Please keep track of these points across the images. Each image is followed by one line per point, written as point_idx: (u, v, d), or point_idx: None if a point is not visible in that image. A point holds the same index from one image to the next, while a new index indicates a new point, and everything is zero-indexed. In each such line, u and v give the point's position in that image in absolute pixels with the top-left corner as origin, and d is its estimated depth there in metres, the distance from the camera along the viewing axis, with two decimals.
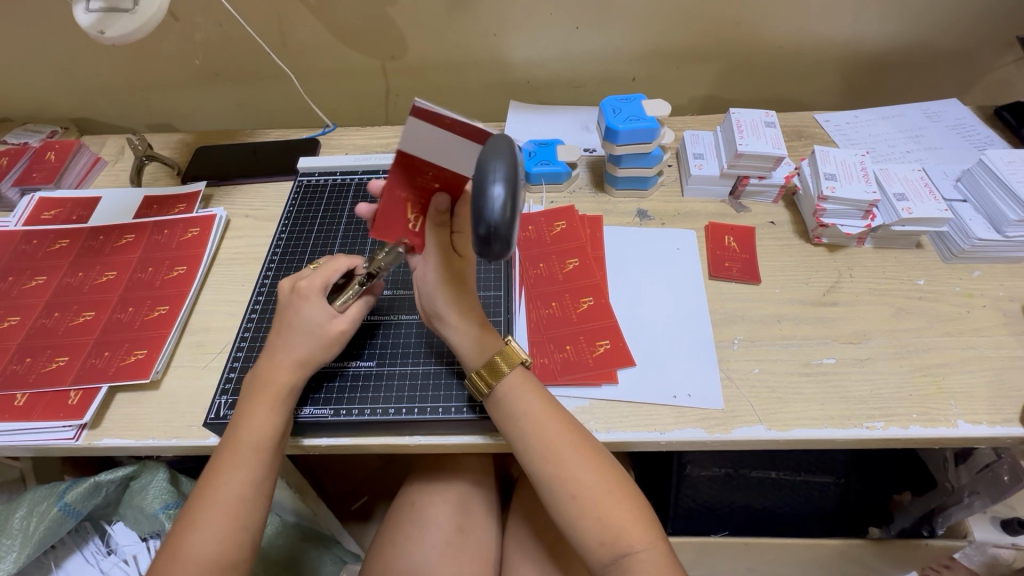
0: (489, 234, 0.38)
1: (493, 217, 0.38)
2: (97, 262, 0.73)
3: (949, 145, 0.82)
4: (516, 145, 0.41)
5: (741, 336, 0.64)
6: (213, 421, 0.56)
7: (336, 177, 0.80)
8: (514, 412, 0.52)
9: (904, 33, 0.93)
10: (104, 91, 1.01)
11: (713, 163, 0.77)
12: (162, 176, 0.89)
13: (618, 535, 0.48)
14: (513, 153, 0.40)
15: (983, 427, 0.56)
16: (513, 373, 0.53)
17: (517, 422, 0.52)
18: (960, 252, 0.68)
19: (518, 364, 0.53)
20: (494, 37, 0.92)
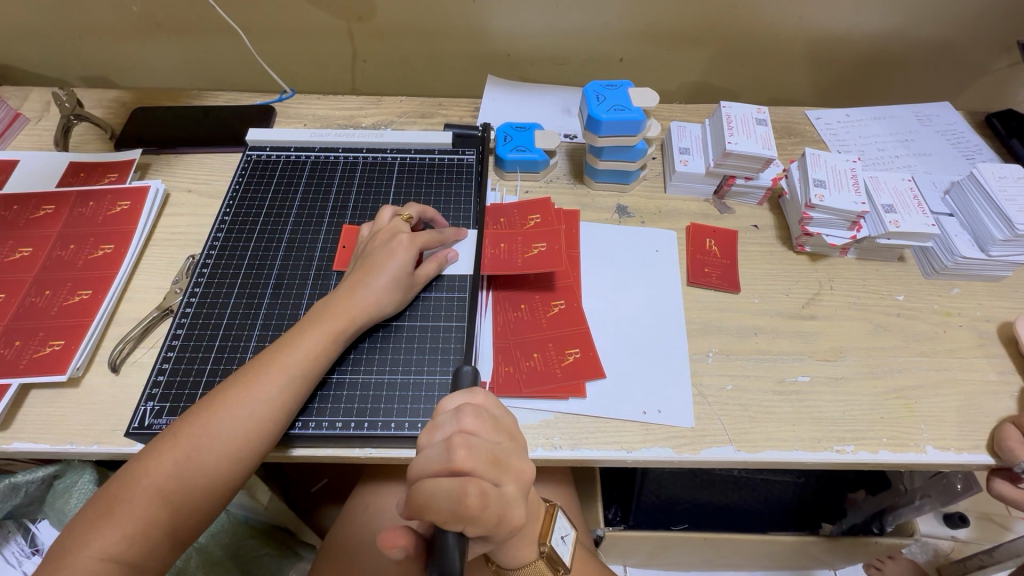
0: None
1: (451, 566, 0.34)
2: (9, 236, 0.65)
3: (938, 152, 0.80)
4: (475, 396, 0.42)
5: (716, 349, 0.61)
6: (136, 431, 0.50)
7: (291, 153, 0.73)
8: None
9: (904, 27, 0.88)
10: (25, 35, 0.89)
11: (699, 159, 0.73)
12: (93, 139, 0.79)
13: None
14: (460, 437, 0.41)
15: (951, 454, 0.55)
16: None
17: None
18: (942, 268, 0.66)
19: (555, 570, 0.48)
20: (472, 3, 0.83)
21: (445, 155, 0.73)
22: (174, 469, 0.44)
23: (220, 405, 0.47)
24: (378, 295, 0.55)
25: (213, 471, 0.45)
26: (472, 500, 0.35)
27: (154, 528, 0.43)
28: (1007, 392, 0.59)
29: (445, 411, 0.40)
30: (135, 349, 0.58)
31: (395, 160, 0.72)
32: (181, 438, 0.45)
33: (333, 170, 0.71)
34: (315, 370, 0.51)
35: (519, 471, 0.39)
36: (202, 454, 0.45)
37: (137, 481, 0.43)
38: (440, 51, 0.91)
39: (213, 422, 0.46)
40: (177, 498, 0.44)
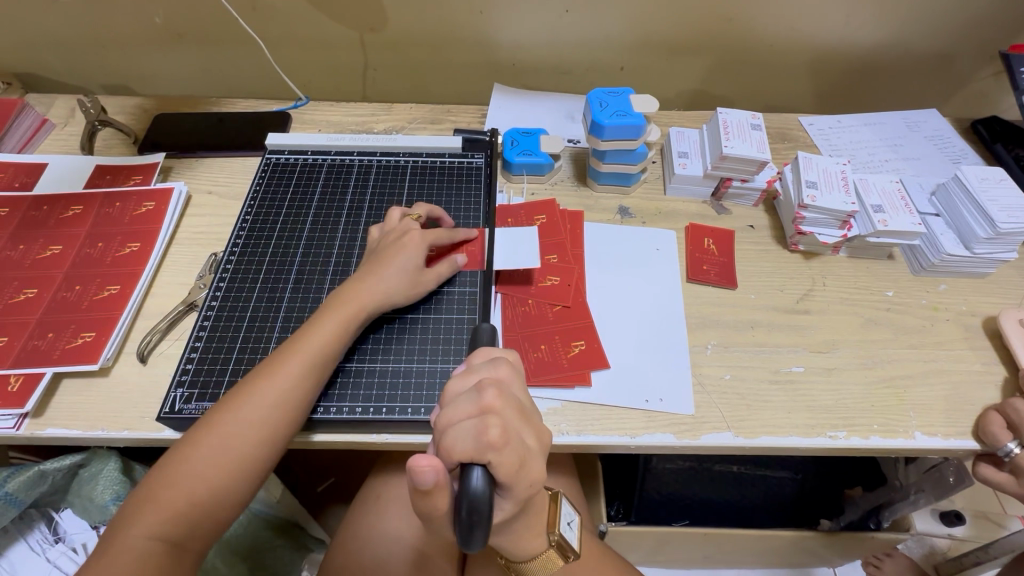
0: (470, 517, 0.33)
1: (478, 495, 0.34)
2: (39, 235, 0.68)
3: (925, 156, 0.84)
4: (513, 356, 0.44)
5: (715, 341, 0.64)
6: (166, 415, 0.53)
7: (308, 156, 0.76)
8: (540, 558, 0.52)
9: (893, 38, 0.93)
10: (51, 45, 0.92)
11: (698, 163, 0.76)
12: (117, 143, 0.83)
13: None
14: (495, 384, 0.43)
15: (938, 439, 0.58)
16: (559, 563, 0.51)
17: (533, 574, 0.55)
18: (929, 265, 0.70)
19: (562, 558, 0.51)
20: (481, 15, 0.87)
21: (454, 158, 0.77)
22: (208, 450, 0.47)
23: (247, 391, 0.50)
24: (394, 287, 0.58)
25: (244, 451, 0.48)
26: (494, 433, 0.36)
27: (190, 506, 0.46)
28: (992, 382, 0.62)
29: (477, 364, 0.42)
30: (162, 341, 0.61)
31: (407, 163, 0.76)
32: (214, 421, 0.48)
33: (349, 173, 0.74)
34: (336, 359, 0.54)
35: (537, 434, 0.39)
36: (236, 435, 0.48)
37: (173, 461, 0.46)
38: (449, 60, 0.95)
39: (244, 404, 0.49)
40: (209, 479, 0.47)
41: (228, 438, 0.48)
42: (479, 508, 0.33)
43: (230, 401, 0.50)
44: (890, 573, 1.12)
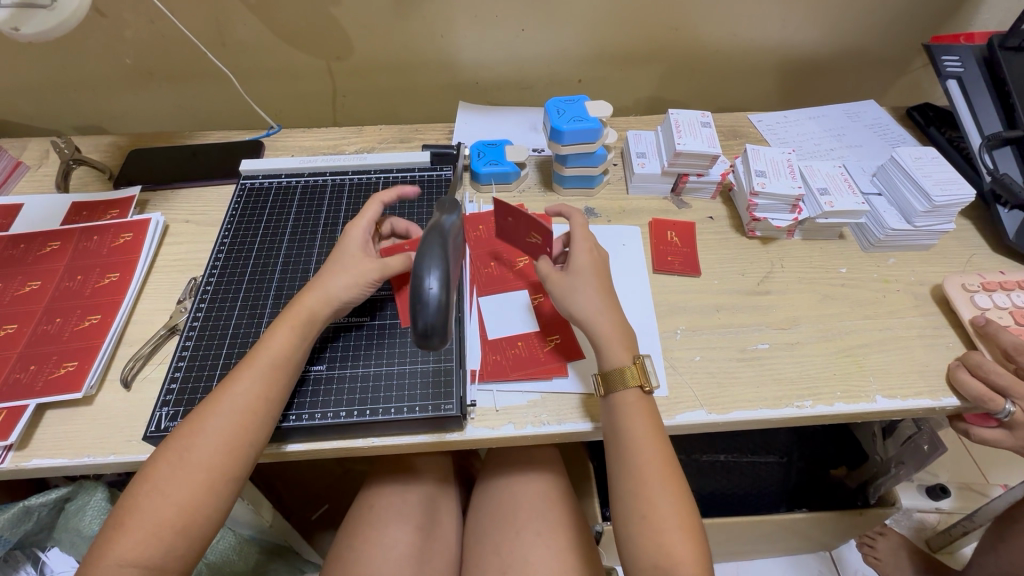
0: (427, 330, 0.46)
1: (430, 311, 0.46)
2: (17, 272, 0.69)
3: (867, 143, 0.89)
4: (444, 237, 0.49)
5: (683, 326, 0.67)
6: (153, 435, 0.54)
7: (282, 179, 0.78)
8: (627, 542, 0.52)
9: (827, 38, 0.99)
10: (23, 91, 0.94)
11: (655, 162, 0.80)
12: (92, 181, 0.85)
13: None
14: (441, 247, 0.48)
15: (898, 400, 0.61)
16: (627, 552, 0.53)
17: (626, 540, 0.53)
18: (877, 241, 0.74)
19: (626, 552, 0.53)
20: (441, 38, 0.92)
21: (424, 172, 0.80)
22: (178, 475, 0.48)
23: (228, 408, 0.50)
24: (335, 286, 0.57)
25: (214, 470, 0.48)
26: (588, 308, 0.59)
27: (164, 529, 0.46)
28: (944, 343, 0.66)
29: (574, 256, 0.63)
30: (145, 366, 0.62)
31: (379, 179, 0.78)
32: (196, 435, 0.49)
33: (322, 193, 0.77)
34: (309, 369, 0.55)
35: (663, 446, 0.54)
36: (215, 452, 0.49)
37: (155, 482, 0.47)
38: (414, 82, 0.99)
39: (210, 426, 0.50)
40: (197, 497, 0.48)
41: (194, 458, 0.48)
42: (432, 327, 0.46)
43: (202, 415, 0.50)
44: (884, 553, 1.12)
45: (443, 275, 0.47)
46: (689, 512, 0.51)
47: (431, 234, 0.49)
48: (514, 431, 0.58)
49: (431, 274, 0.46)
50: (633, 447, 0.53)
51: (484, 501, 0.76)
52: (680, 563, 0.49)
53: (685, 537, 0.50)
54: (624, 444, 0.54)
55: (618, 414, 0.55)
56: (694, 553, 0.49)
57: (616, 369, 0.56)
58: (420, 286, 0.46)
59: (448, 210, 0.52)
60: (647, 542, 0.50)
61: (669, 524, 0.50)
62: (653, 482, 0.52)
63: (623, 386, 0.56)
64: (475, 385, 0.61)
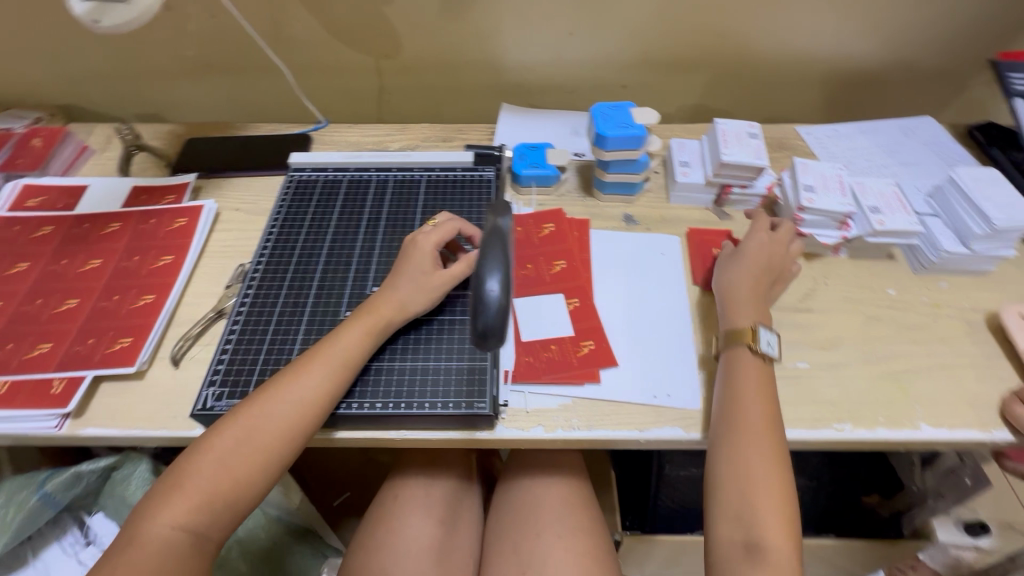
0: (485, 332, 0.46)
1: (489, 315, 0.47)
2: (80, 250, 0.73)
3: (922, 160, 0.86)
4: (506, 244, 0.50)
5: (720, 339, 0.66)
6: (199, 412, 0.56)
7: (328, 173, 0.81)
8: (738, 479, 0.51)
9: (884, 51, 0.96)
10: (91, 79, 1.00)
11: (698, 171, 0.79)
12: (150, 167, 0.89)
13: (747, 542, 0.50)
14: (504, 252, 0.49)
15: (944, 430, 0.59)
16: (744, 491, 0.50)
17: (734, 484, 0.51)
18: (929, 264, 0.71)
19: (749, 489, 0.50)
20: (488, 40, 0.93)
21: (466, 171, 0.80)
22: (233, 447, 0.50)
23: (285, 395, 0.53)
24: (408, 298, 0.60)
25: (267, 449, 0.51)
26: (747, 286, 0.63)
27: (215, 501, 0.48)
28: (997, 375, 0.63)
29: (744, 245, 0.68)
30: (193, 346, 0.65)
31: (422, 177, 0.80)
32: (255, 414, 0.51)
33: (367, 188, 0.79)
34: (355, 361, 0.56)
35: (770, 407, 0.55)
36: (266, 434, 0.51)
37: (205, 454, 0.49)
38: (459, 82, 1.00)
39: (266, 404, 0.52)
40: (245, 476, 0.50)
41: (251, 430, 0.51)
42: (491, 332, 0.47)
43: (259, 405, 0.52)
44: None
45: (504, 278, 0.47)
46: (785, 477, 0.51)
47: (491, 239, 0.49)
48: (544, 434, 0.58)
49: (493, 276, 0.47)
50: (741, 403, 0.55)
51: (508, 500, 0.77)
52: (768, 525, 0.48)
53: (778, 491, 0.50)
54: (735, 398, 0.56)
55: (734, 370, 0.58)
56: (785, 519, 0.49)
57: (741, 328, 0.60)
58: (481, 288, 0.46)
59: (502, 215, 0.54)
60: (737, 500, 0.50)
61: (765, 484, 0.50)
62: (752, 444, 0.52)
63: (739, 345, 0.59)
64: (507, 386, 0.61)
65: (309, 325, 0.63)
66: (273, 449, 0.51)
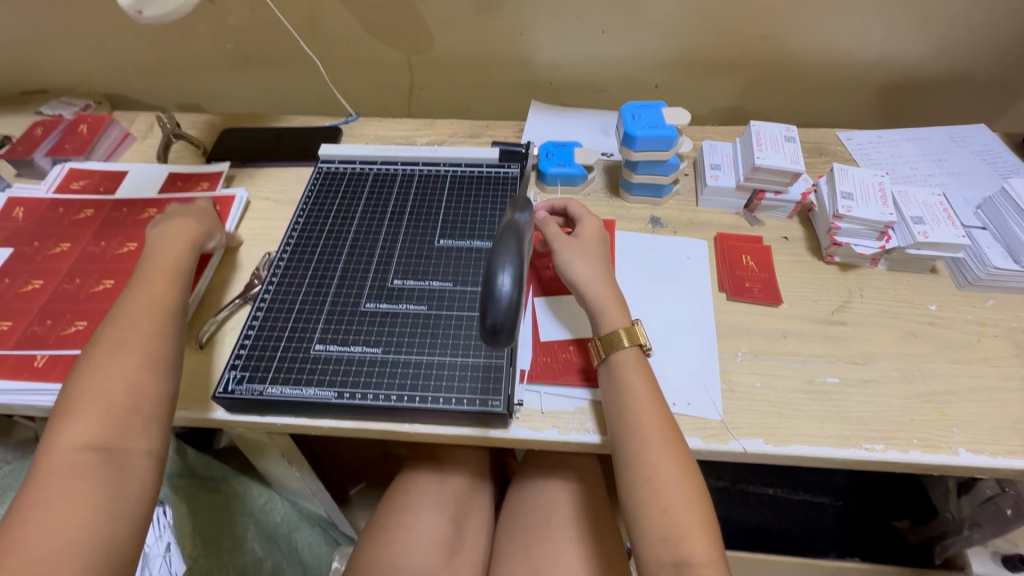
0: (495, 326, 0.46)
1: (500, 310, 0.46)
2: (118, 233, 0.75)
3: (973, 170, 0.81)
4: (522, 238, 0.49)
5: (745, 349, 0.64)
6: (221, 395, 0.57)
7: (356, 165, 0.82)
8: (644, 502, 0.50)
9: (935, 54, 0.91)
10: (137, 69, 1.04)
11: (730, 174, 0.77)
12: (187, 155, 0.91)
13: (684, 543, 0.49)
14: (518, 248, 0.48)
15: (984, 457, 0.55)
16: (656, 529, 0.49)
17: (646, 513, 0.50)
18: (975, 280, 0.68)
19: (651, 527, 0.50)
20: (520, 37, 0.92)
21: (492, 168, 0.80)
22: (83, 409, 0.48)
23: (124, 343, 0.52)
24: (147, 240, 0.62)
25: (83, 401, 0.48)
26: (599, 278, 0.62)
27: (90, 450, 0.46)
28: None
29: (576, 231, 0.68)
30: (219, 330, 0.66)
31: (447, 172, 0.80)
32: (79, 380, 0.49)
33: (392, 181, 0.79)
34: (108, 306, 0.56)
35: (661, 410, 0.54)
36: (104, 388, 0.49)
37: (64, 433, 0.46)
38: (490, 79, 1.00)
39: (98, 365, 0.50)
40: (106, 423, 0.47)
41: (91, 402, 0.48)
42: (501, 327, 0.47)
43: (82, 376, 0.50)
44: None
45: (516, 272, 0.47)
46: (694, 485, 0.51)
47: (507, 232, 0.49)
48: (558, 436, 0.57)
49: (505, 270, 0.47)
50: (631, 422, 0.54)
51: (518, 500, 0.76)
52: (684, 537, 0.48)
53: (694, 512, 0.49)
54: (625, 408, 0.55)
55: (618, 376, 0.57)
56: (702, 533, 0.48)
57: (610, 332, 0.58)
58: (494, 283, 0.46)
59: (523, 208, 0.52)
60: (655, 528, 0.49)
61: (672, 495, 0.50)
62: (653, 457, 0.52)
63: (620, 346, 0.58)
64: (523, 385, 0.61)
65: (329, 314, 0.64)
66: (116, 398, 0.49)
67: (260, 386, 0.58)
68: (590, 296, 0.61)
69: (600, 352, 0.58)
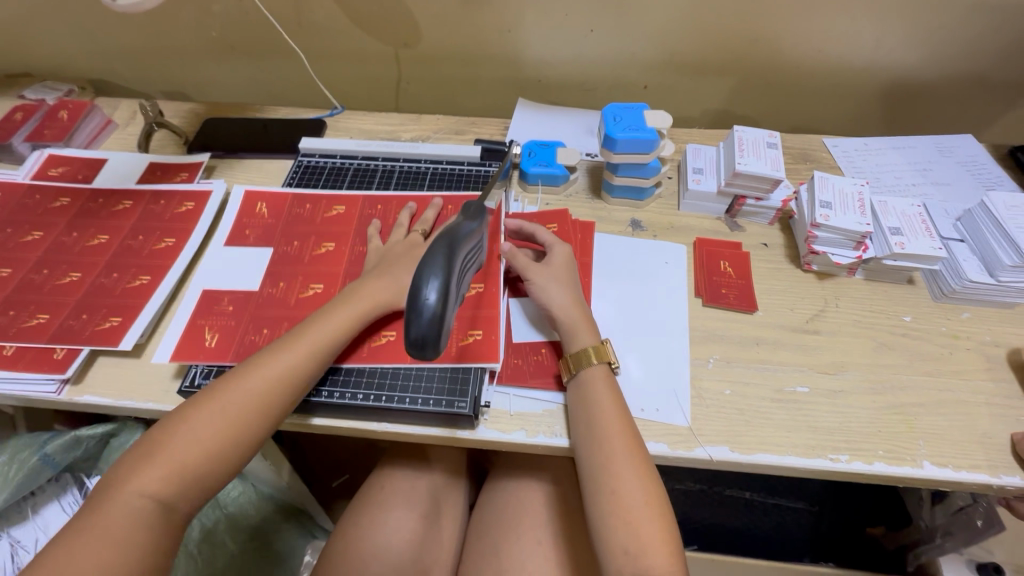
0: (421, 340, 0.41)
1: (425, 323, 0.42)
2: (92, 224, 0.75)
3: (956, 182, 0.81)
4: (453, 250, 0.44)
5: (718, 356, 0.64)
6: (186, 388, 0.58)
7: (337, 160, 0.81)
8: (605, 507, 0.51)
9: (925, 62, 0.91)
10: (121, 55, 1.02)
11: (712, 179, 0.77)
12: (169, 144, 0.91)
13: (641, 550, 0.48)
14: (448, 258, 0.44)
15: (949, 470, 0.56)
16: (612, 527, 0.50)
17: (605, 513, 0.50)
18: (950, 292, 0.67)
19: (609, 523, 0.50)
20: (508, 33, 0.91)
21: (472, 166, 0.80)
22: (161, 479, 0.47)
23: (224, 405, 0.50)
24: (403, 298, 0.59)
25: (182, 462, 0.48)
26: (567, 298, 0.62)
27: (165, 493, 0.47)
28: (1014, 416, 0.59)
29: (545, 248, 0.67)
30: None
31: (428, 169, 0.80)
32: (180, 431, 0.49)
33: (373, 176, 0.79)
34: (290, 375, 0.53)
35: (624, 417, 0.55)
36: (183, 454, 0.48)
37: (122, 487, 0.46)
38: (477, 75, 0.99)
39: (192, 433, 0.49)
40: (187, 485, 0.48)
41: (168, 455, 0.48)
42: (427, 338, 0.42)
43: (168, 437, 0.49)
44: None
45: (443, 285, 0.43)
46: (656, 493, 0.51)
47: (439, 240, 0.45)
48: (525, 438, 0.57)
49: (430, 285, 0.42)
50: (598, 424, 0.55)
51: (490, 500, 0.76)
52: (645, 547, 0.48)
53: (654, 518, 0.50)
54: (589, 420, 0.55)
55: (587, 388, 0.57)
56: (662, 540, 0.49)
57: (581, 350, 0.59)
58: (418, 296, 0.42)
59: (472, 217, 0.48)
60: (614, 530, 0.49)
61: (636, 503, 0.50)
62: (618, 466, 0.52)
63: (587, 362, 0.58)
64: (492, 386, 0.61)
65: (309, 313, 0.64)
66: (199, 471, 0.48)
67: None
68: (559, 313, 0.62)
69: (571, 367, 0.59)
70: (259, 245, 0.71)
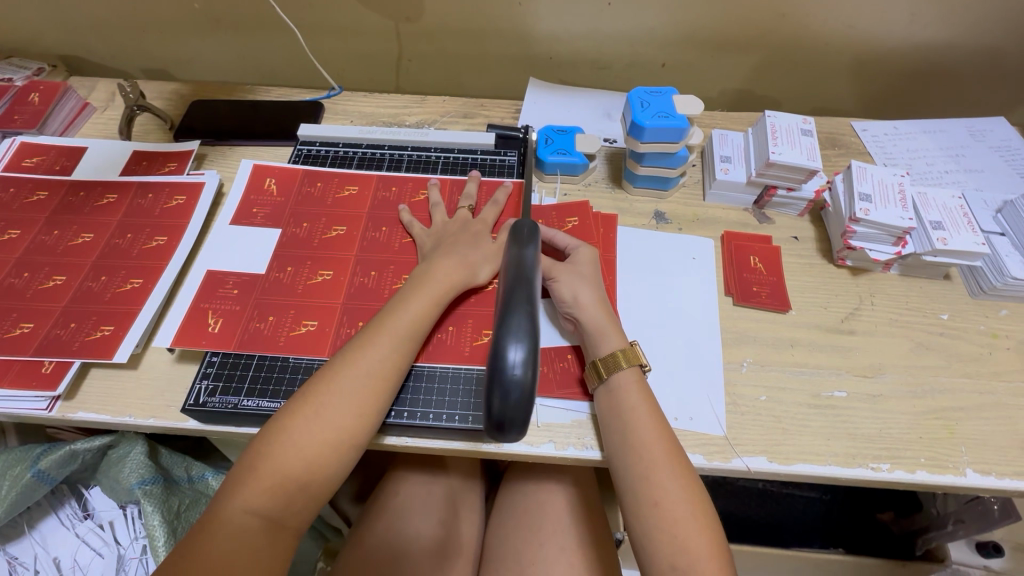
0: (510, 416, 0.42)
1: (514, 393, 0.42)
2: (73, 221, 0.69)
3: (990, 168, 0.78)
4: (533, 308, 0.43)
5: (751, 359, 0.61)
6: (191, 407, 0.54)
7: (339, 148, 0.75)
8: (648, 518, 0.48)
9: (959, 40, 0.86)
10: (95, 29, 0.94)
11: (741, 169, 0.72)
12: (153, 130, 0.84)
13: (690, 563, 0.46)
14: (530, 319, 0.43)
15: (992, 478, 0.54)
16: (659, 539, 0.47)
17: (649, 526, 0.48)
18: (990, 289, 0.65)
19: (654, 536, 0.47)
20: (519, 7, 0.84)
21: (487, 155, 0.75)
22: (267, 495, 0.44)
23: (329, 409, 0.47)
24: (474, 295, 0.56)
25: (285, 472, 0.45)
26: (591, 298, 0.58)
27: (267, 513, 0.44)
28: None
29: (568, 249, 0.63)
30: None
31: (439, 158, 0.74)
32: (287, 436, 0.46)
33: (379, 167, 0.73)
34: (386, 370, 0.51)
35: (658, 424, 0.52)
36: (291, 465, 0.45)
37: (230, 501, 0.44)
38: (484, 51, 0.92)
39: (290, 437, 0.46)
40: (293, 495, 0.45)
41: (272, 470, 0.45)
42: (512, 414, 0.42)
43: (272, 444, 0.46)
44: None
45: (528, 347, 0.42)
46: (700, 502, 0.49)
47: (518, 291, 0.44)
48: (555, 450, 0.55)
49: (516, 349, 0.42)
50: (632, 432, 0.52)
51: (509, 503, 0.74)
52: (694, 561, 0.46)
53: (700, 530, 0.47)
54: (623, 428, 0.52)
55: (616, 395, 0.54)
56: (711, 552, 0.46)
57: (611, 354, 0.55)
58: (503, 362, 0.42)
59: (526, 245, 0.48)
60: (660, 544, 0.47)
61: (679, 516, 0.47)
62: (657, 475, 0.49)
63: (617, 368, 0.55)
64: None
65: (321, 302, 0.60)
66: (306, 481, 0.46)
67: (234, 399, 0.54)
68: (583, 316, 0.58)
69: (599, 372, 0.55)
70: (266, 226, 0.67)
